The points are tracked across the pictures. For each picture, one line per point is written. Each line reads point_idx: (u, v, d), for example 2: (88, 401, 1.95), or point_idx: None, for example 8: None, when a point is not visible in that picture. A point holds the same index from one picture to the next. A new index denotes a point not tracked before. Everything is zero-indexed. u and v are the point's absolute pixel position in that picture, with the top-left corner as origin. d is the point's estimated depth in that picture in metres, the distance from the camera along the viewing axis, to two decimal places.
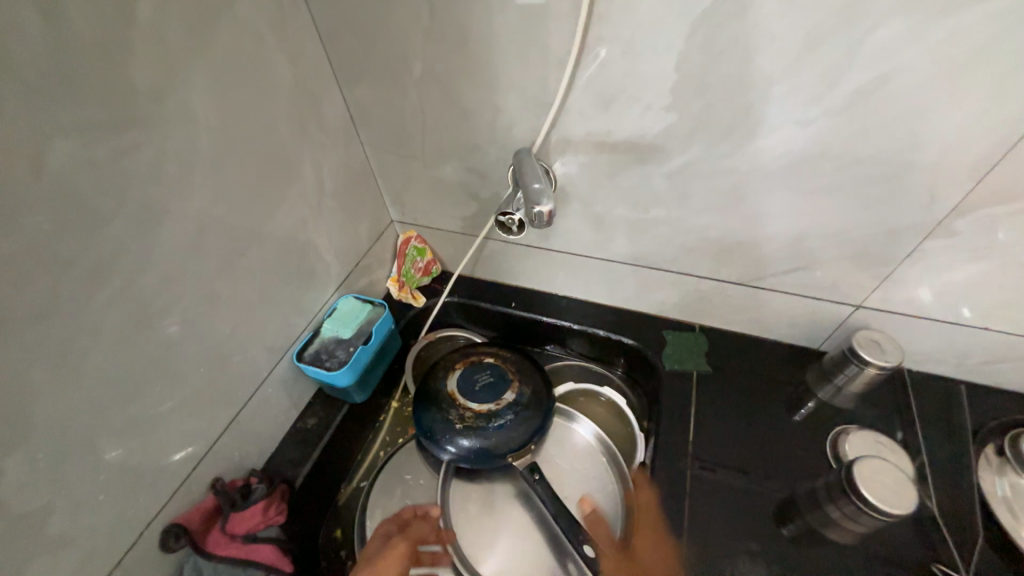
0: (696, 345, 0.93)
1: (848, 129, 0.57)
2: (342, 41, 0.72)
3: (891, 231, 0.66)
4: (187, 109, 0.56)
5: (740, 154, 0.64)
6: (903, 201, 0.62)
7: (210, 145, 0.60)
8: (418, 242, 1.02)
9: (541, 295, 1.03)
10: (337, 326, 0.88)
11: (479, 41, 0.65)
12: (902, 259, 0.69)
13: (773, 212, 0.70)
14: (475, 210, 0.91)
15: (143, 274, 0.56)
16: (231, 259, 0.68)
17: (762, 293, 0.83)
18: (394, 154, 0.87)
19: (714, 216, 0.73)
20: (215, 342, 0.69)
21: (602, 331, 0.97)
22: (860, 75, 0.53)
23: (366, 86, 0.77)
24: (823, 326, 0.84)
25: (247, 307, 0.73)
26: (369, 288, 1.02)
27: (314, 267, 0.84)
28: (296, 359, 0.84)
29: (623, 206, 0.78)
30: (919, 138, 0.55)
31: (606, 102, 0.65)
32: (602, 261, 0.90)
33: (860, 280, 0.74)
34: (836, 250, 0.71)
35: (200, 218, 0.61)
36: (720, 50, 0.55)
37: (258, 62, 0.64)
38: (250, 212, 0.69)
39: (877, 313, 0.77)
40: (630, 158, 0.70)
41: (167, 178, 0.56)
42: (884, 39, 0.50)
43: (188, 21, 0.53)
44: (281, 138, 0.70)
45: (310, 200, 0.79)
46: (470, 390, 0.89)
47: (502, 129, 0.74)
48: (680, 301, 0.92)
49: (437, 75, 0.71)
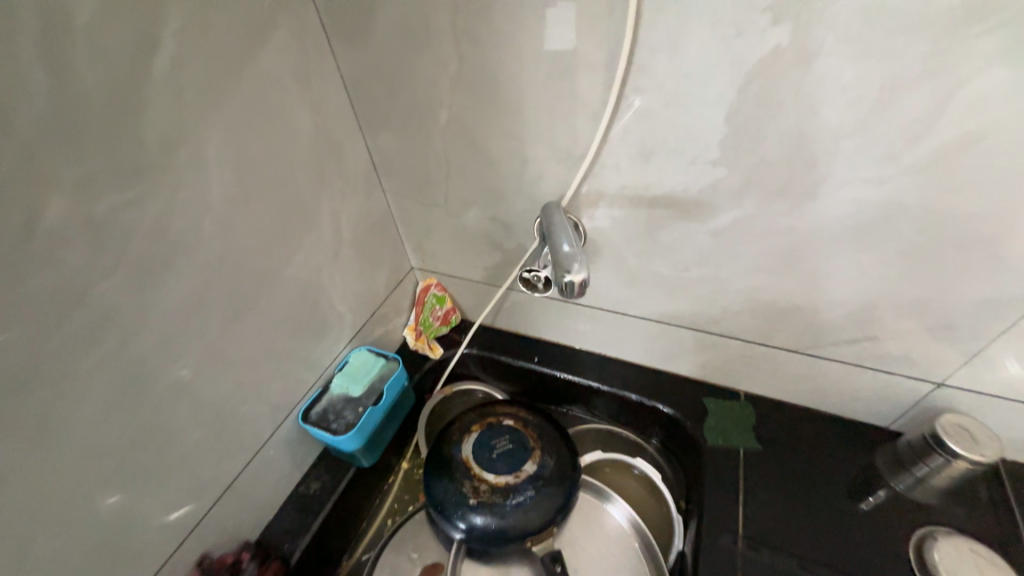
0: (743, 417, 0.82)
1: (931, 189, 0.49)
2: (367, 89, 0.69)
3: (983, 301, 0.56)
4: (199, 163, 0.53)
5: (798, 213, 0.57)
6: (999, 269, 0.53)
7: (222, 197, 0.57)
8: (438, 289, 0.97)
9: (566, 350, 0.95)
10: (347, 382, 0.82)
11: (508, 90, 0.61)
12: (994, 334, 0.59)
13: (838, 276, 0.61)
14: (498, 259, 0.85)
15: (138, 334, 0.53)
16: (237, 314, 0.64)
17: (821, 363, 0.73)
18: (416, 202, 0.83)
19: (767, 277, 0.65)
20: (214, 402, 0.64)
21: (633, 395, 0.88)
22: (948, 130, 0.45)
23: (390, 134, 0.74)
24: (895, 403, 0.73)
25: (251, 364, 0.68)
26: (384, 338, 0.96)
27: (326, 319, 0.80)
28: (302, 420, 0.78)
29: (661, 263, 0.71)
30: (1021, 199, 0.47)
31: (644, 154, 0.59)
32: (635, 319, 0.82)
33: (942, 355, 0.64)
34: (914, 320, 0.62)
35: (206, 273, 0.58)
36: (779, 101, 0.49)
37: (278, 112, 0.61)
38: (261, 263, 0.65)
39: (963, 393, 0.66)
40: (670, 213, 0.64)
41: (173, 232, 0.53)
42: (980, 91, 0.42)
43: (206, 73, 0.52)
44: (299, 188, 0.67)
45: (326, 250, 0.76)
46: (487, 458, 0.80)
47: (530, 179, 0.69)
48: (724, 365, 0.82)
49: (463, 124, 0.67)
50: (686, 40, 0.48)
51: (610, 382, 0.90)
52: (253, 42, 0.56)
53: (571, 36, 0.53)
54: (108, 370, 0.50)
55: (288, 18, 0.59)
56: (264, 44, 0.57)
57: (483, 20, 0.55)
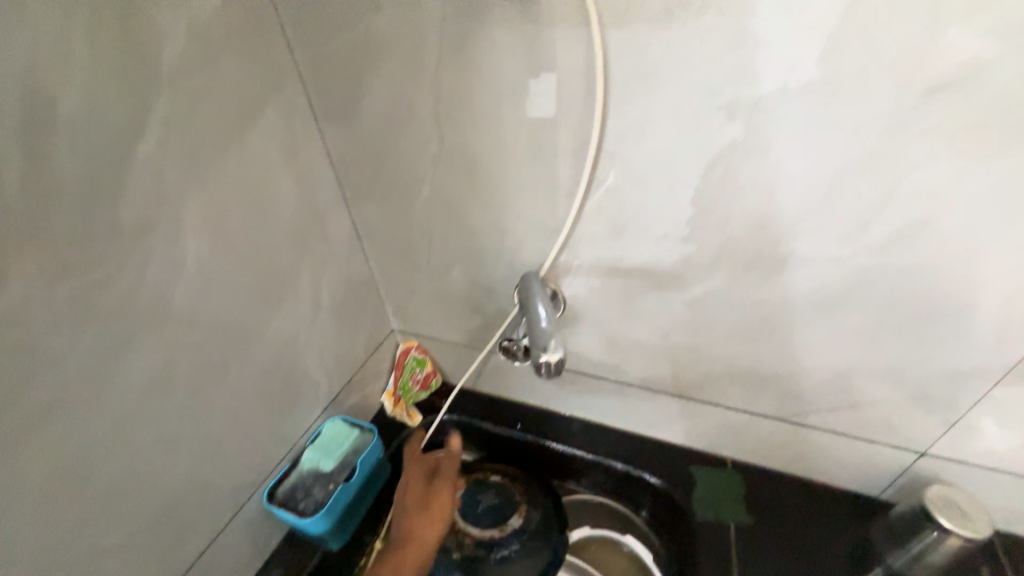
0: (731, 487, 0.79)
1: (890, 266, 0.52)
2: (352, 164, 0.72)
3: (953, 372, 0.57)
4: (174, 240, 0.54)
5: (768, 286, 0.59)
6: (962, 341, 0.55)
7: (195, 272, 0.57)
8: (419, 352, 0.94)
9: (549, 415, 0.92)
10: (319, 456, 0.78)
11: (487, 168, 0.63)
12: (967, 404, 0.59)
13: (812, 346, 0.62)
14: (479, 323, 0.84)
15: (94, 415, 0.51)
16: (204, 388, 0.61)
17: (806, 431, 0.72)
18: (399, 267, 0.83)
19: (744, 345, 0.66)
20: (171, 485, 0.60)
21: (620, 464, 0.85)
22: (898, 215, 0.49)
23: (373, 205, 0.75)
24: (882, 471, 0.71)
25: (215, 440, 0.65)
26: (362, 405, 0.92)
27: (301, 388, 0.77)
28: (267, 499, 0.73)
29: (640, 330, 0.71)
30: (975, 277, 0.50)
31: (618, 229, 0.61)
32: (617, 384, 0.81)
33: (921, 424, 0.63)
34: (890, 389, 0.62)
35: (174, 347, 0.57)
36: (740, 186, 0.52)
37: (262, 187, 0.63)
38: (235, 335, 0.64)
39: (947, 463, 0.65)
40: (645, 284, 0.65)
41: (142, 308, 0.53)
42: (922, 181, 0.46)
43: (190, 156, 0.54)
44: (278, 258, 0.68)
45: (303, 318, 0.74)
46: (473, 513, 0.85)
47: (509, 249, 0.70)
48: (709, 432, 0.80)
49: (444, 197, 0.69)
50: (651, 131, 0.52)
51: (595, 450, 0.87)
52: (239, 125, 0.58)
53: (547, 107, 0.55)
54: (53, 456, 0.48)
55: (277, 102, 0.62)
56: (250, 125, 0.59)
57: (463, 107, 0.59)
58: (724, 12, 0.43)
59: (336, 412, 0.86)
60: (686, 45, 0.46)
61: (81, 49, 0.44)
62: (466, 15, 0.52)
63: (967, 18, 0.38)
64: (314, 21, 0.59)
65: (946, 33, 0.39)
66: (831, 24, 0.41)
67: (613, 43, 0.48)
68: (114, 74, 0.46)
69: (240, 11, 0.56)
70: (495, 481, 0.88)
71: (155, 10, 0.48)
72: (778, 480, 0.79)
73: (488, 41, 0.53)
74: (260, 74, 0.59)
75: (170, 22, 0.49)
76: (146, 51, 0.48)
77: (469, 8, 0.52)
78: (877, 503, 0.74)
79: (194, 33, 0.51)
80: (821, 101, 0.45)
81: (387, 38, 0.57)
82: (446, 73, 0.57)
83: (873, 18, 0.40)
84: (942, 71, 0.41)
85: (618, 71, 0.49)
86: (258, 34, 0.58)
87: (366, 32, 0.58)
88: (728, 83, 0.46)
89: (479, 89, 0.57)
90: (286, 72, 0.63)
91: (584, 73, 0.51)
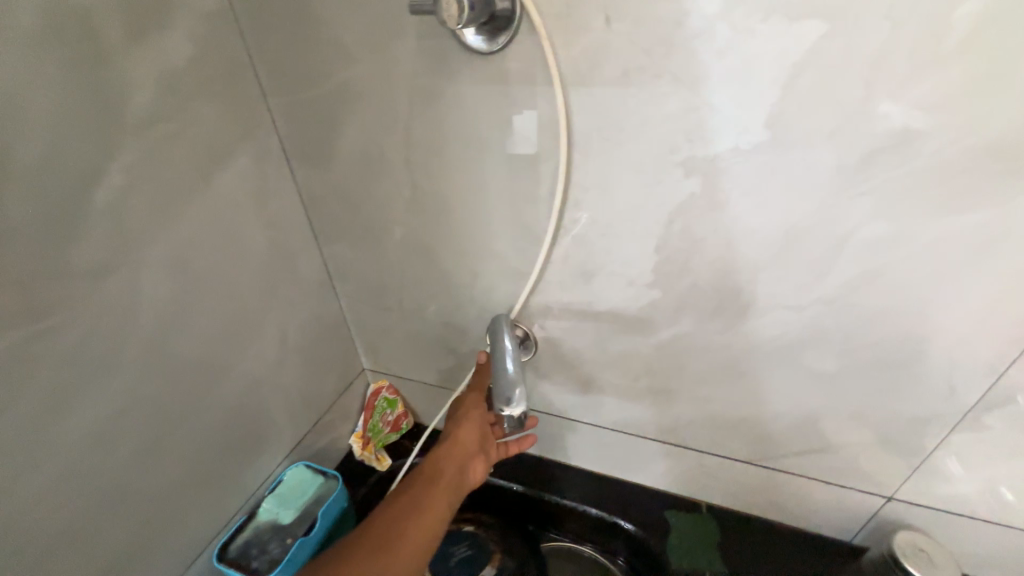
0: (706, 533, 0.78)
1: (845, 316, 0.54)
2: (324, 204, 0.72)
3: (913, 418, 0.58)
4: (131, 284, 0.52)
5: (733, 332, 0.60)
6: (919, 388, 0.56)
7: (152, 318, 0.55)
8: (390, 393, 0.91)
9: (522, 458, 0.90)
10: (277, 507, 0.75)
11: (458, 213, 0.64)
12: (928, 450, 0.60)
13: (778, 390, 0.63)
14: (452, 364, 0.83)
15: (28, 477, 0.47)
16: (155, 442, 0.58)
17: (777, 475, 0.71)
18: (370, 307, 0.82)
19: (713, 389, 0.66)
20: (111, 549, 0.56)
21: (594, 510, 0.83)
22: (850, 268, 0.50)
23: (345, 244, 0.75)
24: (853, 516, 0.70)
25: (165, 497, 0.60)
26: (329, 449, 0.89)
27: (263, 434, 0.74)
28: (217, 558, 0.68)
29: (611, 372, 0.71)
30: (926, 328, 0.51)
31: (587, 274, 0.62)
32: (590, 426, 0.80)
33: (888, 469, 0.64)
34: (855, 433, 0.62)
35: (126, 399, 0.54)
36: (701, 236, 0.54)
37: (229, 229, 0.62)
38: (194, 381, 0.61)
39: (915, 508, 0.66)
40: (614, 327, 0.66)
41: (91, 359, 0.50)
42: (869, 238, 0.48)
43: (153, 200, 0.53)
44: (244, 299, 0.66)
45: (268, 360, 0.72)
46: (444, 567, 0.79)
47: (481, 291, 0.70)
48: (683, 475, 0.79)
49: (417, 239, 0.69)
50: (615, 183, 0.54)
51: (569, 495, 0.85)
52: (208, 168, 0.58)
53: (525, 145, 0.55)
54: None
55: (248, 145, 0.62)
56: (219, 168, 0.59)
57: (434, 155, 0.60)
58: (678, 77, 0.46)
59: (300, 458, 0.82)
60: (644, 106, 0.48)
61: (43, 98, 0.43)
62: (437, 70, 0.54)
63: (896, 91, 0.41)
64: (288, 69, 0.60)
65: (879, 105, 0.42)
66: (774, 93, 0.44)
67: (577, 101, 0.50)
68: (77, 122, 0.46)
69: (213, 59, 0.56)
70: (468, 530, 0.85)
71: (124, 60, 0.48)
72: (752, 526, 0.78)
73: (458, 94, 0.55)
74: (232, 118, 0.60)
75: (139, 71, 0.49)
76: (113, 99, 0.48)
77: (441, 64, 0.53)
78: (850, 548, 0.73)
79: (163, 78, 0.52)
80: (773, 161, 0.47)
81: (359, 88, 0.58)
82: (418, 122, 0.58)
83: (813, 89, 0.42)
84: (880, 138, 0.43)
85: (582, 126, 0.51)
86: (231, 80, 0.59)
87: (339, 82, 0.59)
88: (684, 141, 0.49)
89: (449, 139, 0.58)
90: (258, 116, 0.63)
91: (550, 128, 0.53)
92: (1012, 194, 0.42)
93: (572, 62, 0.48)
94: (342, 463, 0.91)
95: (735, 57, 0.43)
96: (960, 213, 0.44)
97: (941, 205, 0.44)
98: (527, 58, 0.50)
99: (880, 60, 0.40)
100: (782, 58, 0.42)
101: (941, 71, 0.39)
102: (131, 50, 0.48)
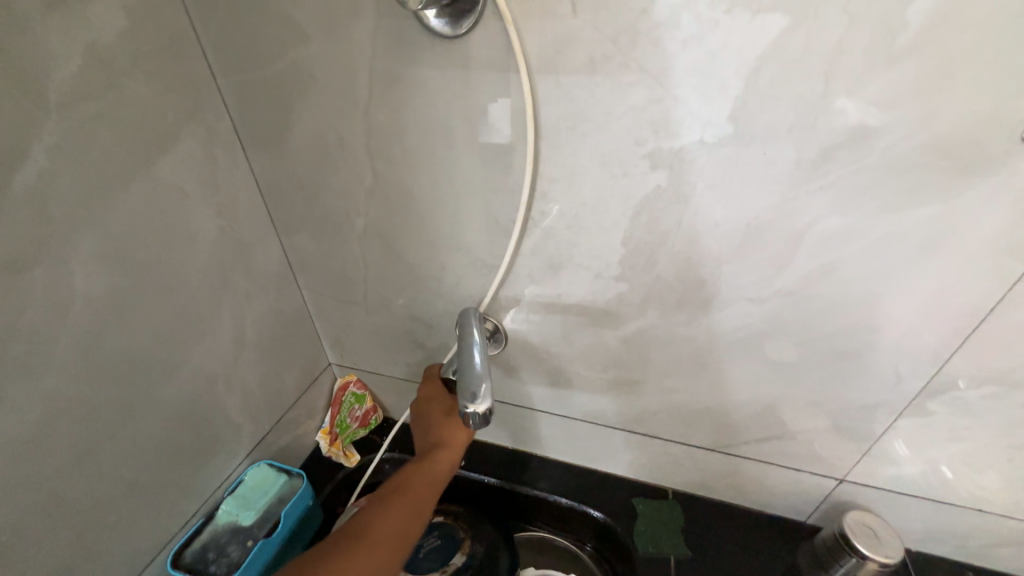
0: (671, 519, 0.79)
1: (801, 307, 0.55)
2: (282, 193, 0.68)
3: (863, 405, 0.61)
4: (61, 278, 0.48)
5: (696, 324, 0.61)
6: (870, 376, 0.58)
7: (88, 312, 0.51)
8: (358, 387, 0.89)
9: (492, 450, 0.91)
10: (237, 509, 0.72)
11: (423, 203, 0.62)
12: (877, 435, 0.63)
13: (739, 380, 0.64)
14: (420, 358, 0.81)
15: None
16: (92, 448, 0.54)
17: (739, 461, 0.74)
18: (334, 300, 0.79)
19: (678, 380, 0.67)
20: (47, 562, 0.52)
21: (564, 499, 0.83)
22: (807, 261, 0.51)
23: (306, 235, 0.72)
24: (807, 497, 0.74)
25: (106, 505, 0.57)
26: (293, 446, 0.86)
27: (219, 434, 0.70)
28: (171, 564, 0.65)
29: (580, 364, 0.71)
30: (876, 319, 0.53)
31: (554, 266, 0.62)
32: (559, 418, 0.80)
33: (840, 453, 0.67)
34: (811, 420, 0.65)
35: (59, 401, 0.50)
36: (666, 229, 0.54)
37: (174, 217, 0.58)
38: (137, 381, 0.57)
39: (864, 488, 0.69)
40: (582, 320, 0.66)
41: (13, 361, 0.46)
42: (825, 233, 0.49)
43: (84, 186, 0.49)
44: (193, 293, 0.62)
45: (223, 357, 0.69)
46: (413, 558, 0.77)
47: (448, 284, 0.69)
48: (650, 463, 0.80)
49: (381, 230, 0.67)
50: (581, 174, 0.53)
51: (539, 486, 0.85)
52: (149, 152, 0.54)
53: (497, 136, 0.53)
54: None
55: (195, 128, 0.58)
56: (162, 152, 0.55)
57: (397, 142, 0.58)
58: (644, 67, 0.45)
59: (261, 457, 0.79)
60: (610, 96, 0.47)
61: None
62: (397, 52, 0.51)
63: (852, 88, 0.41)
64: (238, 46, 0.57)
65: (837, 100, 0.42)
66: (737, 85, 0.43)
67: (543, 89, 0.49)
68: None
69: (152, 33, 0.52)
70: (439, 520, 0.82)
71: (43, 29, 0.43)
72: (714, 510, 0.80)
73: (420, 79, 0.52)
74: (174, 99, 0.55)
75: (62, 43, 0.45)
76: (30, 74, 0.43)
77: (401, 47, 0.51)
78: (805, 528, 0.77)
79: (93, 55, 0.47)
80: (736, 155, 0.47)
81: (316, 69, 0.55)
82: (380, 107, 0.56)
83: (775, 82, 0.42)
84: (837, 134, 0.44)
85: (548, 116, 0.50)
86: (173, 57, 0.55)
87: (294, 62, 0.56)
88: (650, 132, 0.48)
89: (412, 126, 0.56)
90: (206, 97, 0.59)
91: (515, 117, 0.51)
92: (959, 190, 0.44)
93: (538, 48, 0.47)
94: (307, 460, 0.89)
95: (700, 48, 0.43)
96: (912, 208, 0.46)
97: (892, 201, 0.46)
98: (491, 44, 0.48)
99: (839, 55, 0.40)
100: (746, 50, 0.42)
101: (895, 68, 0.40)
102: (51, 20, 0.44)
